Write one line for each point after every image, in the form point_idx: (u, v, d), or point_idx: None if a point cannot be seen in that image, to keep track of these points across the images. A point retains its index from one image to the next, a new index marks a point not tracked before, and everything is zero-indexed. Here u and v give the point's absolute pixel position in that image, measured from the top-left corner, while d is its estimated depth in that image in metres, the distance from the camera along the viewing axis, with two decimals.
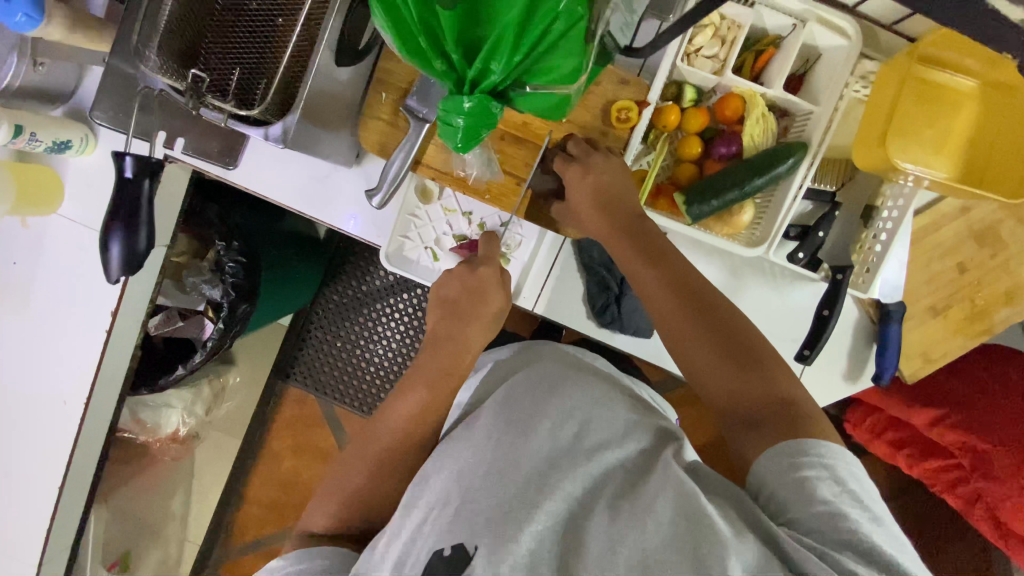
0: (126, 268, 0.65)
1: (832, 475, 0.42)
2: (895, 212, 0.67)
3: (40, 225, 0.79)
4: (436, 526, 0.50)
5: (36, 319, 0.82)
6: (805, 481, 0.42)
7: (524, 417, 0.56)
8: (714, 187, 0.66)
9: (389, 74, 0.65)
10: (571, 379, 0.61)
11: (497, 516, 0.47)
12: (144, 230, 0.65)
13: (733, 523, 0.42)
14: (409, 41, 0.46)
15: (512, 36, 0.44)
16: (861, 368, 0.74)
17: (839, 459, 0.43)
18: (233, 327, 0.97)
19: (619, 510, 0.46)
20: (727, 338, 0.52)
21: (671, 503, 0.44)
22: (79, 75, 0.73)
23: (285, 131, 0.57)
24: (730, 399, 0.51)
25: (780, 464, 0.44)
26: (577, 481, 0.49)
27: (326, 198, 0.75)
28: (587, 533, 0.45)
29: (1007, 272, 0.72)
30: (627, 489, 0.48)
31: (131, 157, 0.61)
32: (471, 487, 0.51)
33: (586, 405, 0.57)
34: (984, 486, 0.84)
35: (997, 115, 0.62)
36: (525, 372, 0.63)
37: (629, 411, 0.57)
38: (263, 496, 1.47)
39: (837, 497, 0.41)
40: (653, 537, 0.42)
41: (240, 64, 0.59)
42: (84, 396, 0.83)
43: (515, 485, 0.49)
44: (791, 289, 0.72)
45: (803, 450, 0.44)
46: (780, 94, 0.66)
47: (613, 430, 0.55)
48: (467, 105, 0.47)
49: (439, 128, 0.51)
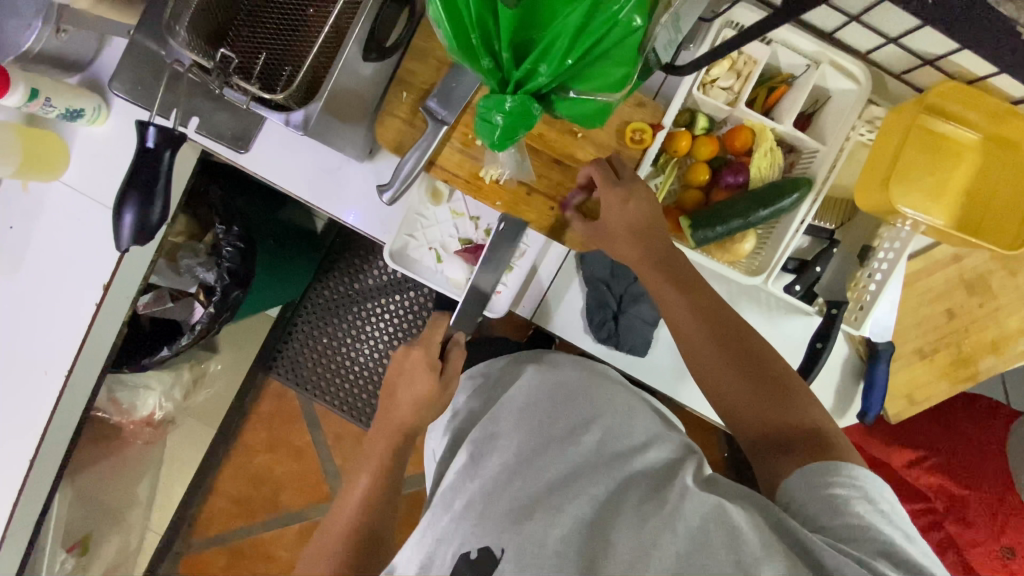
0: (135, 239, 0.64)
1: (863, 494, 0.45)
2: (891, 253, 0.69)
3: (41, 191, 0.78)
4: (459, 529, 0.51)
5: (26, 285, 0.80)
6: (835, 498, 0.45)
7: (544, 421, 0.60)
8: (720, 214, 0.67)
9: (412, 75, 0.66)
10: (592, 387, 0.65)
11: (522, 523, 0.49)
12: (159, 202, 0.64)
13: (764, 536, 0.43)
14: (462, 34, 0.47)
15: (564, 41, 0.46)
16: (847, 405, 0.76)
17: (869, 481, 0.46)
18: (222, 312, 0.95)
19: (646, 515, 0.48)
20: (758, 376, 0.54)
21: (700, 510, 0.46)
22: (100, 47, 0.74)
23: (307, 118, 0.58)
24: (761, 432, 0.53)
25: (812, 481, 0.47)
26: (602, 484, 0.53)
27: (335, 190, 0.75)
28: (613, 534, 0.47)
29: (994, 322, 0.74)
30: (651, 492, 0.51)
31: (154, 127, 0.61)
32: (495, 487, 0.53)
33: (608, 411, 0.61)
34: (957, 532, 0.86)
35: (992, 169, 0.65)
36: (542, 375, 0.67)
37: (651, 424, 0.61)
38: (233, 489, 1.43)
39: (869, 514, 0.43)
40: (682, 539, 0.44)
41: (267, 50, 0.60)
42: (66, 369, 0.81)
43: (539, 489, 0.52)
44: (784, 320, 0.73)
45: (835, 471, 0.46)
46: (789, 130, 0.68)
47: (634, 438, 0.58)
48: (508, 103, 0.49)
49: (478, 124, 0.53)
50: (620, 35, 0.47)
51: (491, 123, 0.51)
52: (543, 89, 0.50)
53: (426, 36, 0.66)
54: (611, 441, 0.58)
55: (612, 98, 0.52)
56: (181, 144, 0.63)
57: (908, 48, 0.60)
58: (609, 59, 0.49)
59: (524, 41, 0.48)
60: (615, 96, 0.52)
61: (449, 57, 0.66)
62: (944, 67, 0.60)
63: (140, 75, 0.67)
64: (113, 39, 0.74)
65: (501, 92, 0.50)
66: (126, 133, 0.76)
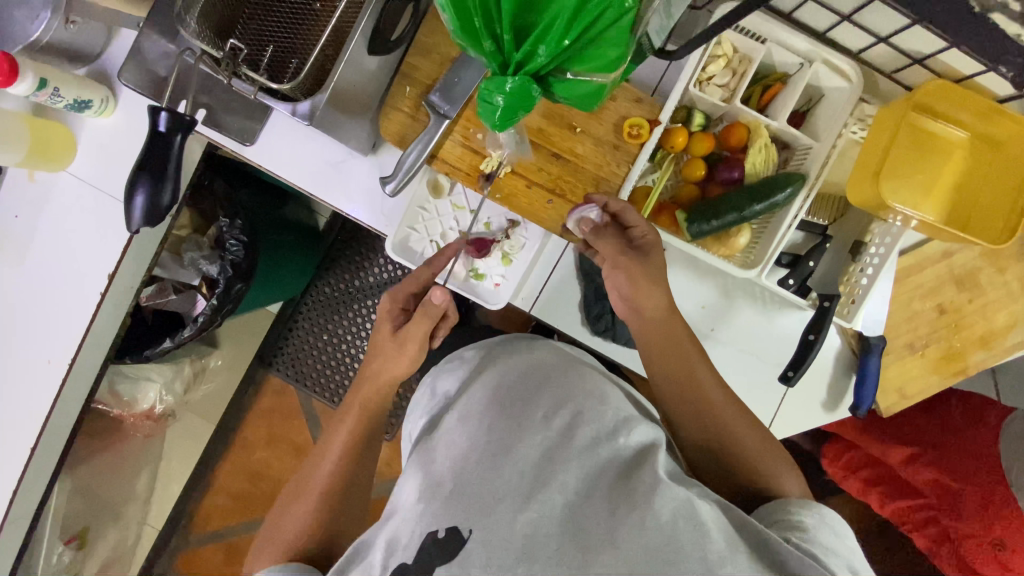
0: (147, 221, 0.63)
1: (826, 522, 0.52)
2: (882, 249, 0.71)
3: (47, 181, 0.79)
4: (428, 511, 0.54)
5: (31, 275, 0.81)
6: (802, 523, 0.52)
7: (515, 405, 0.63)
8: (716, 207, 0.68)
9: (415, 69, 0.68)
10: (563, 372, 0.68)
11: (499, 511, 0.52)
12: (168, 184, 0.64)
13: (729, 538, 0.48)
14: (463, 17, 0.49)
15: (561, 23, 0.47)
16: (840, 398, 0.78)
17: (831, 513, 0.53)
18: (225, 304, 0.96)
19: (617, 506, 0.52)
20: (701, 428, 0.63)
21: (671, 505, 0.50)
22: (108, 39, 0.75)
23: (314, 109, 0.61)
24: (749, 461, 0.60)
25: (779, 511, 0.54)
26: (573, 473, 0.55)
27: (339, 182, 0.76)
28: (586, 524, 0.51)
29: (983, 317, 0.76)
30: (621, 480, 0.55)
31: (165, 113, 0.60)
32: (465, 472, 0.57)
33: (582, 397, 0.63)
34: (952, 526, 0.90)
35: (982, 166, 0.67)
36: (523, 367, 0.69)
37: (621, 406, 0.63)
38: (230, 484, 1.44)
39: (832, 541, 0.50)
40: (653, 534, 0.48)
41: (274, 42, 0.62)
42: (68, 357, 0.81)
43: (512, 478, 0.55)
44: (778, 315, 0.76)
45: (801, 504, 0.54)
46: (784, 126, 0.69)
47: (602, 424, 0.60)
48: (508, 85, 0.50)
49: (478, 106, 0.54)
50: (617, 15, 0.48)
51: (492, 106, 0.53)
52: (542, 71, 0.51)
53: (430, 32, 0.68)
54: (583, 432, 0.59)
55: (605, 79, 0.53)
56: (192, 129, 0.63)
57: (898, 48, 0.62)
58: (605, 40, 0.49)
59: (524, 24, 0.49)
60: (607, 78, 0.53)
61: (451, 52, 0.68)
62: (932, 66, 0.62)
63: (147, 67, 0.69)
64: (121, 31, 0.75)
65: (502, 75, 0.51)
66: (133, 125, 0.77)
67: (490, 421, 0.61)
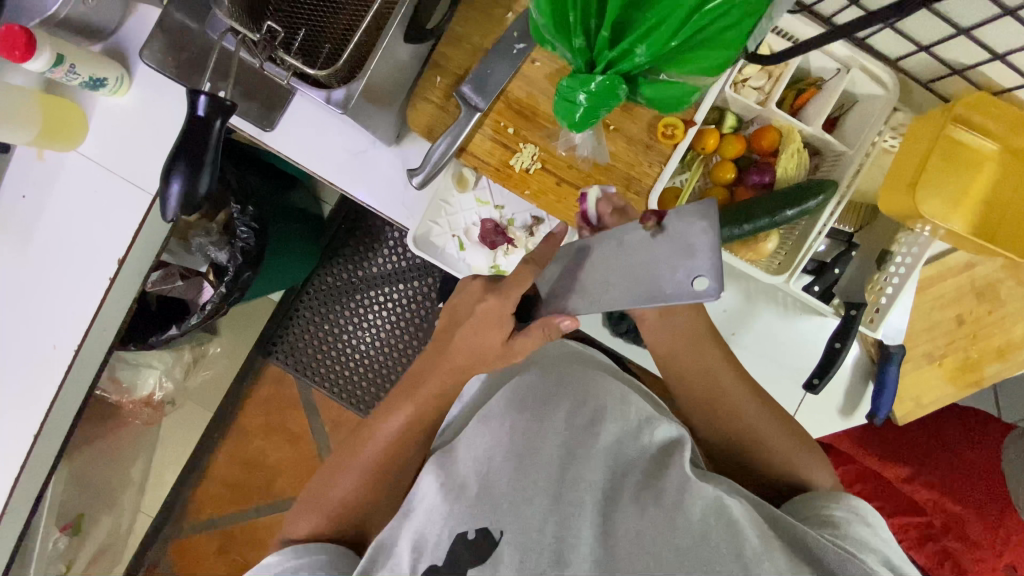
0: (182, 211, 0.59)
1: (863, 518, 0.51)
2: (908, 258, 0.71)
3: (58, 160, 0.76)
4: (454, 512, 0.55)
5: (38, 258, 0.78)
6: (834, 518, 0.52)
7: (538, 404, 0.62)
8: (745, 212, 0.67)
9: (446, 59, 0.66)
10: (582, 371, 0.67)
11: (528, 514, 0.52)
12: (207, 172, 0.59)
13: (762, 535, 0.47)
14: (559, 15, 0.50)
15: (666, 25, 0.47)
16: (856, 405, 0.78)
17: (867, 509, 0.53)
18: (233, 293, 0.94)
19: (646, 504, 0.51)
20: (727, 425, 0.63)
21: (700, 503, 0.50)
22: (125, 15, 0.72)
23: (348, 98, 0.59)
24: (778, 465, 0.61)
25: (810, 507, 0.54)
26: (600, 470, 0.55)
27: (360, 172, 0.74)
28: (617, 524, 0.51)
29: (1002, 329, 0.76)
30: (648, 479, 0.54)
31: (205, 96, 0.58)
32: (490, 473, 0.57)
33: (601, 396, 0.62)
34: (955, 545, 0.92)
35: (1012, 180, 0.66)
36: (541, 366, 0.69)
37: (644, 405, 0.63)
38: (226, 474, 1.42)
39: (865, 533, 0.50)
40: (683, 534, 0.47)
41: (307, 26, 0.60)
42: (75, 342, 0.79)
43: (539, 478, 0.54)
44: (799, 320, 0.76)
45: (831, 497, 0.54)
46: (817, 132, 0.69)
47: (625, 423, 0.60)
48: (596, 84, 0.51)
49: (558, 104, 0.55)
50: (729, 21, 0.48)
51: (573, 103, 0.53)
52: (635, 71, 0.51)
53: (463, 21, 0.66)
54: (607, 430, 0.59)
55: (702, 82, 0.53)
56: (231, 116, 0.60)
57: (939, 57, 0.62)
58: (707, 44, 0.49)
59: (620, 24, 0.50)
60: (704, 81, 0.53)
61: (484, 43, 0.67)
62: (970, 77, 0.62)
63: (168, 46, 0.66)
64: (138, 7, 0.72)
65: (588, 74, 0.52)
66: (148, 105, 0.74)
67: (512, 421, 0.61)
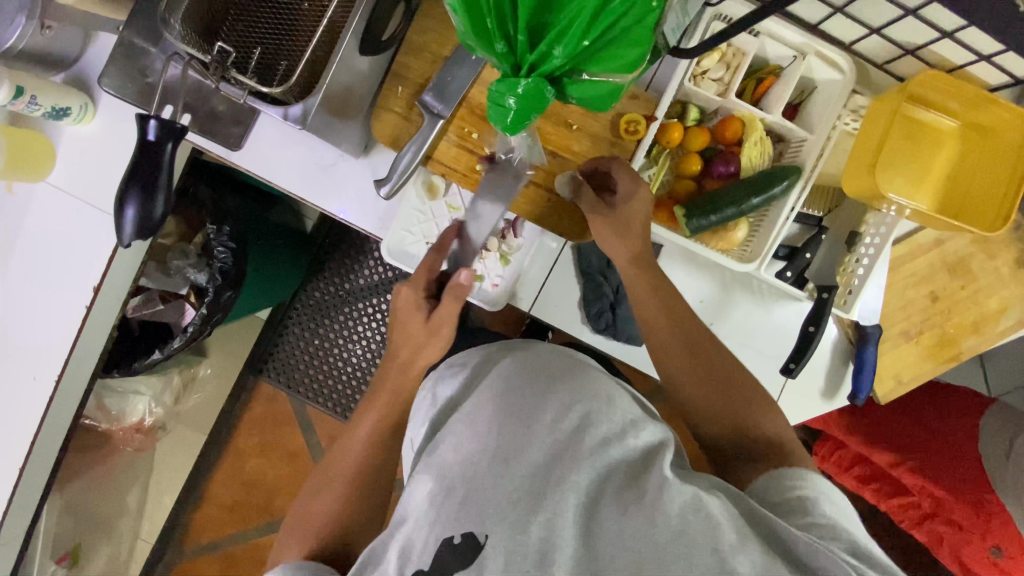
0: (138, 235, 0.61)
1: (828, 496, 0.49)
2: (876, 239, 0.71)
3: (26, 192, 0.76)
4: (440, 516, 0.54)
5: (13, 290, 0.78)
6: (801, 500, 0.49)
7: (522, 404, 0.59)
8: (713, 202, 0.69)
9: (407, 69, 0.67)
10: (572, 370, 0.64)
11: (510, 512, 0.51)
12: (161, 197, 0.60)
13: (740, 532, 0.46)
14: (475, 19, 0.48)
15: (581, 22, 0.46)
16: (839, 387, 0.79)
17: (831, 484, 0.50)
18: (215, 314, 0.95)
19: (626, 504, 0.49)
20: (721, 394, 0.60)
21: (678, 500, 0.48)
22: (85, 44, 0.73)
23: (306, 113, 0.59)
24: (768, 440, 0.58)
25: (779, 489, 0.52)
26: (583, 473, 0.53)
27: (330, 185, 0.75)
28: (598, 527, 0.49)
29: (975, 303, 0.77)
30: (629, 481, 0.52)
31: (155, 120, 0.58)
32: (475, 475, 0.55)
33: (591, 396, 0.59)
34: (946, 529, 0.91)
35: (971, 156, 0.68)
36: (520, 357, 0.67)
37: (631, 405, 0.60)
38: (224, 495, 1.41)
39: (832, 514, 0.48)
40: (662, 532, 0.46)
41: (264, 45, 0.61)
42: (55, 372, 0.79)
43: (519, 482, 0.52)
44: (776, 307, 0.76)
45: (797, 476, 0.51)
46: (778, 119, 0.69)
47: (613, 422, 0.57)
48: (523, 86, 0.49)
49: (489, 109, 0.52)
50: (638, 15, 0.48)
51: (504, 108, 0.51)
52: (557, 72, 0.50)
53: (421, 30, 0.66)
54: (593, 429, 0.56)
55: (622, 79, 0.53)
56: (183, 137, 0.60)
57: (890, 39, 0.63)
58: (623, 40, 0.49)
59: (537, 24, 0.48)
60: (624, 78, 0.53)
61: (443, 51, 0.67)
62: (924, 57, 0.63)
63: (128, 72, 0.66)
64: (99, 36, 0.73)
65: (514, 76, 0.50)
66: (115, 131, 0.75)
67: (496, 423, 0.58)
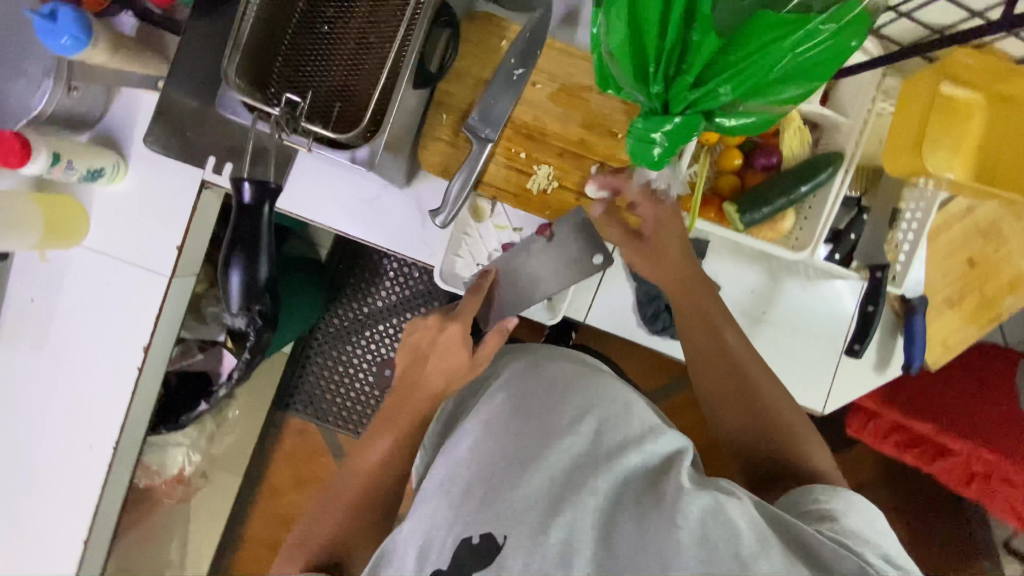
0: (243, 296, 0.71)
1: (855, 506, 0.48)
2: (919, 213, 0.74)
3: (62, 258, 0.74)
4: (458, 516, 0.48)
5: (59, 359, 0.76)
6: (829, 511, 0.48)
7: (536, 410, 0.55)
8: (762, 195, 0.70)
9: (449, 96, 0.67)
10: (583, 375, 0.60)
11: (525, 516, 0.45)
12: (263, 260, 0.70)
13: (760, 533, 0.42)
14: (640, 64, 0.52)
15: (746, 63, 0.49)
16: (889, 359, 0.80)
17: (854, 493, 0.49)
18: (256, 356, 0.92)
19: (646, 512, 0.44)
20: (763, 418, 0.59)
21: (699, 503, 0.43)
22: (108, 100, 0.71)
23: (374, 155, 0.57)
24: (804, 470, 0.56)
25: (804, 500, 0.50)
26: (603, 481, 0.48)
27: (375, 218, 0.74)
28: (616, 535, 0.44)
29: (1011, 263, 0.80)
30: (647, 489, 0.47)
31: (249, 184, 0.66)
32: (484, 476, 0.50)
33: (607, 402, 0.55)
34: (1002, 490, 0.93)
35: (1002, 121, 0.68)
36: (528, 362, 0.63)
37: (649, 414, 0.55)
38: (267, 534, 1.40)
39: (861, 523, 0.46)
40: (684, 536, 0.41)
41: (318, 87, 0.59)
42: (112, 439, 0.77)
43: (534, 486, 0.47)
44: (825, 287, 0.78)
45: (826, 490, 0.50)
46: (816, 108, 0.71)
47: (631, 428, 0.53)
48: (673, 122, 0.53)
49: (633, 143, 0.56)
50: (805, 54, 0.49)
51: (651, 143, 0.55)
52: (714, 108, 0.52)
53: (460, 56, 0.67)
54: (609, 432, 0.52)
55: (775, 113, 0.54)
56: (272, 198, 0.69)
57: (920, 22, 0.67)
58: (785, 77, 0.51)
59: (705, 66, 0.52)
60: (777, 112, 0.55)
61: (484, 74, 0.67)
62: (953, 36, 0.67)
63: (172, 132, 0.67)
64: (121, 91, 0.71)
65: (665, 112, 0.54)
66: (147, 188, 0.73)
67: (507, 427, 0.53)
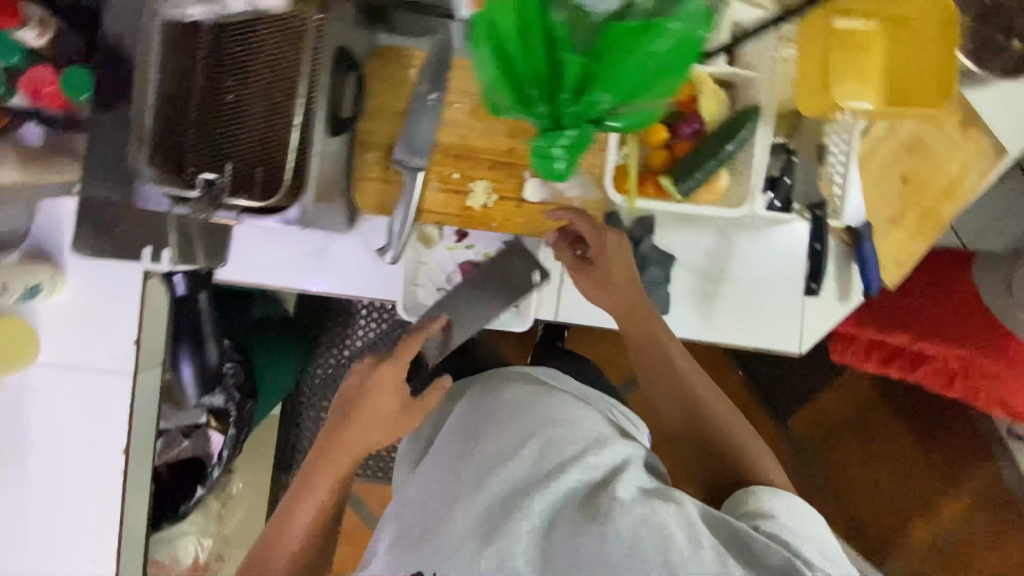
0: None
1: (791, 510, 0.53)
2: (843, 146, 0.77)
3: (18, 381, 0.72)
4: (410, 549, 0.57)
5: (37, 483, 0.74)
6: (765, 511, 0.53)
7: (489, 445, 0.62)
8: (694, 162, 0.72)
9: (371, 134, 0.68)
10: (531, 401, 0.66)
11: (471, 544, 0.53)
12: None
13: (690, 534, 0.49)
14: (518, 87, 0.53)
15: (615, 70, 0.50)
16: (849, 287, 0.83)
17: (794, 498, 0.54)
18: (242, 430, 0.94)
19: (582, 524, 0.51)
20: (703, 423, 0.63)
21: (630, 513, 0.50)
22: (31, 214, 0.70)
23: (302, 212, 0.60)
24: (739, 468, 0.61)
25: (743, 501, 0.55)
26: (543, 500, 0.54)
27: (325, 269, 0.74)
28: (552, 548, 0.51)
29: (940, 172, 0.83)
30: (587, 500, 0.54)
31: (178, 266, 0.64)
32: (441, 515, 0.58)
33: (550, 424, 0.61)
34: (981, 382, 0.96)
35: (898, 44, 0.72)
36: (482, 399, 0.69)
37: (594, 427, 0.62)
38: None
39: (794, 529, 0.51)
40: (614, 548, 0.48)
41: (232, 156, 0.59)
42: (111, 548, 0.75)
43: (483, 516, 0.55)
44: (773, 234, 0.80)
45: (764, 491, 0.55)
46: (722, 69, 0.73)
47: (574, 445, 0.59)
48: (564, 138, 0.55)
49: (536, 160, 0.59)
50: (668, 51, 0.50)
51: (550, 158, 0.57)
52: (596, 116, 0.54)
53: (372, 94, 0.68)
54: (552, 452, 0.58)
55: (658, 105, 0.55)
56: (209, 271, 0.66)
57: None
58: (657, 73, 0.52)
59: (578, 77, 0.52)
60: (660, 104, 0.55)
61: (399, 106, 0.68)
62: None
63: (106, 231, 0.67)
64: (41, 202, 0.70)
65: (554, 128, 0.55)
66: (91, 292, 0.72)
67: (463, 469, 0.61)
